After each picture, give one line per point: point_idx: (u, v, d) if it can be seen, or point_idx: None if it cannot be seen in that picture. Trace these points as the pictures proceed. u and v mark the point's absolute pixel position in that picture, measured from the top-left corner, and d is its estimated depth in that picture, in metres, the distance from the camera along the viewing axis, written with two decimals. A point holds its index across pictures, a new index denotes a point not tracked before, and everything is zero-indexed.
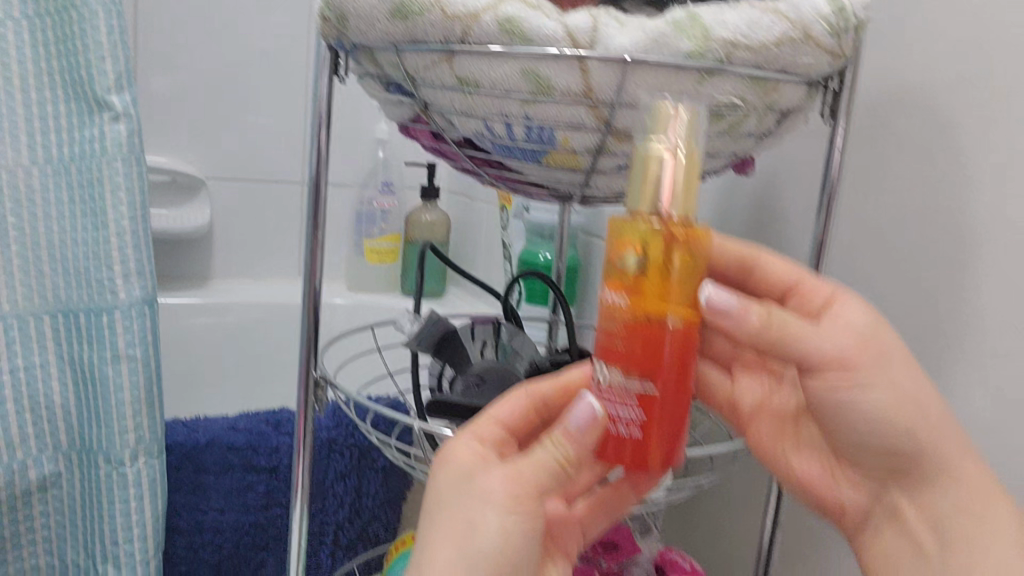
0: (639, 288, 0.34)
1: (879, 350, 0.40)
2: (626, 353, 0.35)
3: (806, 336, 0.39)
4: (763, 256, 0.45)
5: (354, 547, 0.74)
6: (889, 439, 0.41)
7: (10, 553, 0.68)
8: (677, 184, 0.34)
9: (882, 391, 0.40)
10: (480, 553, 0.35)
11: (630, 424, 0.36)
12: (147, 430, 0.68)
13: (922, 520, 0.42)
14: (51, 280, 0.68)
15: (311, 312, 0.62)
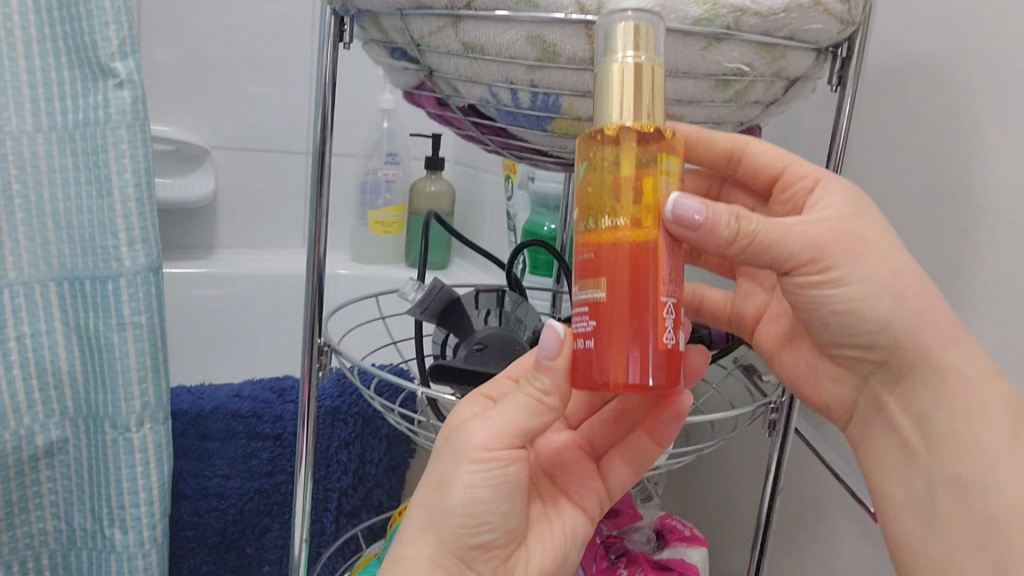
0: (596, 195, 0.35)
1: (863, 247, 0.40)
2: (584, 264, 0.35)
3: (776, 237, 0.38)
4: (750, 145, 0.47)
5: (358, 513, 0.75)
6: (865, 332, 0.42)
7: (18, 518, 0.69)
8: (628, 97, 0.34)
9: (870, 286, 0.40)
10: (451, 511, 0.39)
11: (585, 336, 0.35)
12: (152, 396, 0.69)
13: (906, 414, 0.44)
14: (56, 247, 0.68)
15: (315, 280, 0.61)
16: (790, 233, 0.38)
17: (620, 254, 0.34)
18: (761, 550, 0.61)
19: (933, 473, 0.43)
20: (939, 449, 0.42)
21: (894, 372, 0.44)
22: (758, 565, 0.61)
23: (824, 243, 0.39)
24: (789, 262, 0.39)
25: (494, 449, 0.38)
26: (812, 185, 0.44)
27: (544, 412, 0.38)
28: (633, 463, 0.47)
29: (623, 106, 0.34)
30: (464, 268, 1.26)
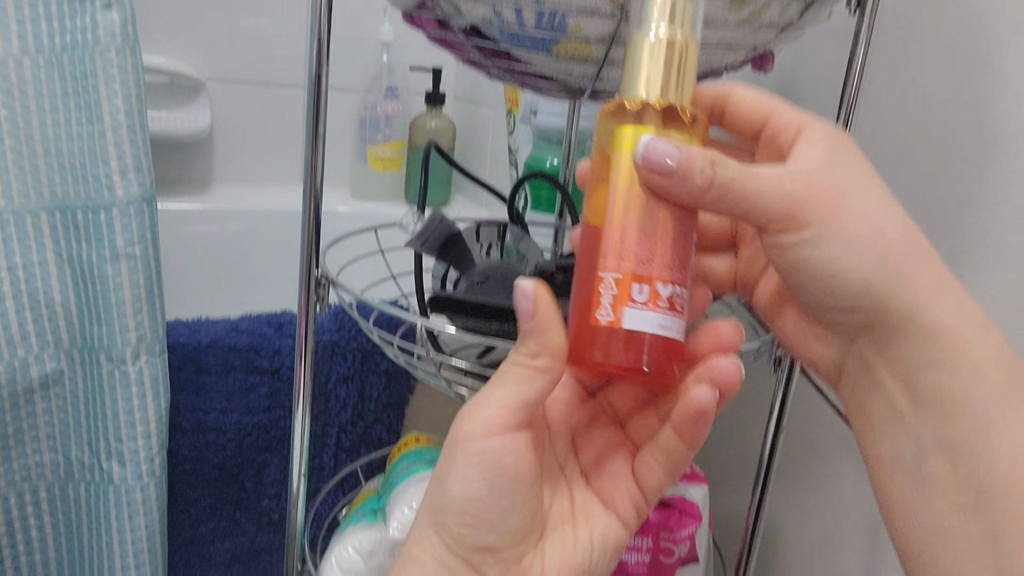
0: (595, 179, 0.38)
1: (870, 199, 0.40)
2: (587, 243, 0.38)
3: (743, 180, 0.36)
4: (737, 93, 0.49)
5: (357, 449, 0.74)
6: (844, 285, 0.41)
7: (14, 450, 0.69)
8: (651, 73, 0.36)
9: (849, 246, 0.40)
10: (448, 506, 0.39)
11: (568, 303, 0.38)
12: (148, 328, 0.67)
13: (889, 369, 0.43)
14: (47, 175, 0.66)
15: (313, 212, 0.60)
16: (761, 192, 0.38)
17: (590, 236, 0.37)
18: (762, 490, 0.60)
19: (920, 419, 0.42)
20: (927, 403, 0.42)
21: (879, 335, 0.43)
22: (759, 507, 0.61)
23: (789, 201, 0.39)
24: (762, 220, 0.39)
25: (492, 437, 0.38)
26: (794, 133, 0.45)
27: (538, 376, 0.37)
28: (662, 462, 0.43)
29: (648, 83, 0.36)
30: (465, 206, 1.23)
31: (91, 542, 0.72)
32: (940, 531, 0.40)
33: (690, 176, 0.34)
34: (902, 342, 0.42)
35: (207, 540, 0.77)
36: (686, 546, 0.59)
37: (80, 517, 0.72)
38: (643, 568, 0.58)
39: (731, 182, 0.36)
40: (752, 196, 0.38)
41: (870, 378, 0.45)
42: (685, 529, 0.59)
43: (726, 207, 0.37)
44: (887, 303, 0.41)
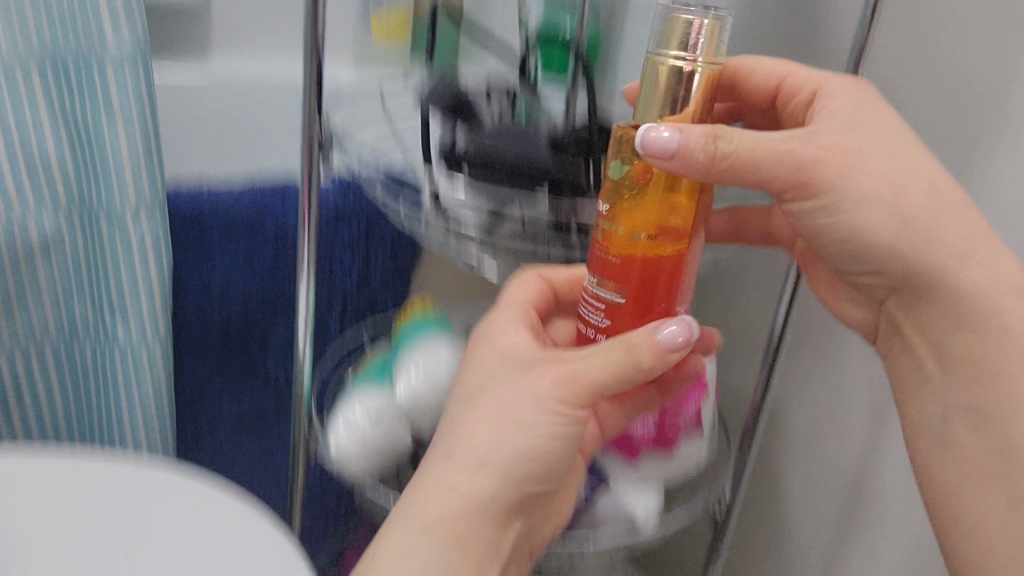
0: (615, 201, 0.43)
1: (916, 169, 0.45)
2: (603, 260, 0.44)
3: (759, 158, 0.42)
4: (751, 61, 0.54)
5: (362, 316, 0.74)
6: (872, 260, 0.47)
7: (18, 313, 0.66)
8: (683, 93, 0.41)
9: (870, 205, 0.44)
10: (516, 450, 0.42)
11: (597, 322, 0.46)
12: (145, 186, 0.66)
13: (915, 331, 0.49)
14: (35, 24, 0.59)
15: (313, 68, 0.56)
16: (769, 157, 0.42)
17: (633, 254, 0.43)
18: (772, 363, 0.60)
19: (950, 377, 0.48)
20: (959, 366, 0.47)
21: (908, 299, 0.49)
22: (767, 379, 0.61)
23: (796, 163, 0.43)
24: (780, 186, 0.44)
25: (580, 409, 0.43)
26: (813, 96, 0.49)
27: (628, 377, 0.41)
28: (636, 408, 0.55)
29: (661, 107, 0.41)
30: None
31: (100, 400, 0.72)
32: (952, 455, 0.48)
33: (691, 153, 0.40)
34: (932, 307, 0.48)
35: (216, 401, 0.77)
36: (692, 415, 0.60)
37: (88, 379, 0.71)
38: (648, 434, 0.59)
39: (735, 150, 0.41)
40: (755, 162, 0.42)
41: (899, 336, 0.51)
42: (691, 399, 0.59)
43: (742, 175, 0.42)
44: (917, 267, 0.46)
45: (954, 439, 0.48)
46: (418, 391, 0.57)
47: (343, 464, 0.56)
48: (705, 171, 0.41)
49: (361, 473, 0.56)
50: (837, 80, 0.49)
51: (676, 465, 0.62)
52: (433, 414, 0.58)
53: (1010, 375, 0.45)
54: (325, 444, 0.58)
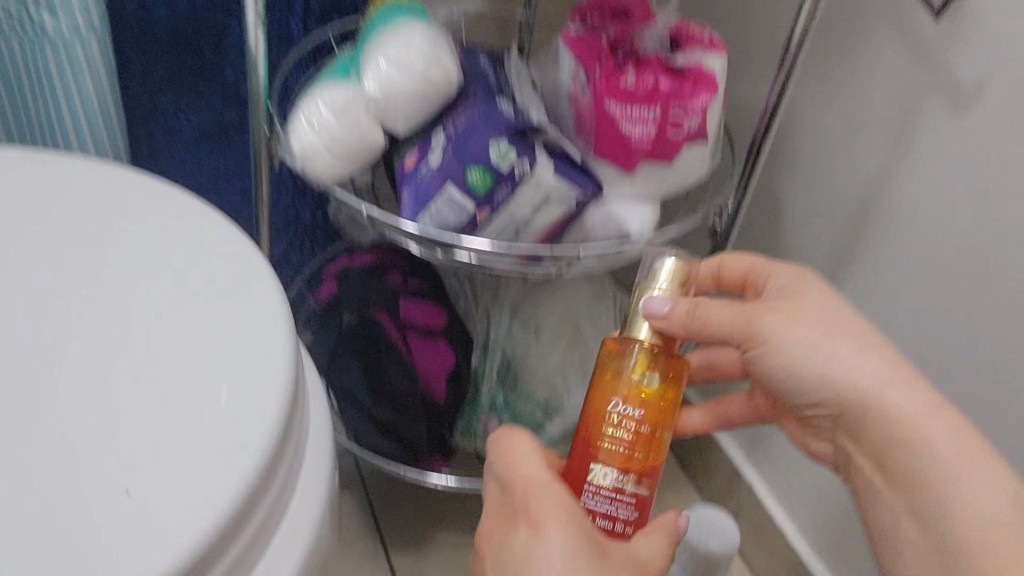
0: (644, 442, 0.40)
1: (839, 330, 0.43)
2: (619, 454, 0.40)
3: (717, 320, 0.43)
4: (727, 257, 0.50)
5: (328, 21, 0.66)
6: (826, 393, 0.43)
7: None
8: (664, 291, 0.42)
9: (801, 354, 0.43)
10: None
11: (625, 522, 0.41)
12: None
13: (865, 453, 0.44)
14: None
15: None
16: (722, 313, 0.43)
17: (652, 437, 0.40)
18: (786, 74, 0.55)
19: (893, 489, 0.43)
20: (898, 484, 0.42)
21: (847, 424, 0.44)
22: (781, 88, 0.56)
23: (749, 326, 0.44)
24: (727, 338, 0.44)
25: None
26: (767, 275, 0.48)
27: (664, 533, 0.41)
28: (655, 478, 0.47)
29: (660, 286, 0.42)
30: None
31: (38, 102, 0.65)
32: (902, 551, 0.42)
33: (680, 325, 0.41)
34: (875, 432, 0.42)
35: (170, 114, 0.70)
36: (697, 120, 0.56)
37: (19, 71, 0.64)
38: (647, 144, 0.55)
39: (709, 315, 0.42)
40: (722, 317, 0.43)
41: (854, 468, 0.46)
42: (698, 101, 0.55)
43: (717, 326, 0.43)
44: (852, 408, 0.43)
45: (902, 540, 0.42)
46: (391, 81, 0.50)
47: (308, 164, 0.52)
48: (692, 329, 0.41)
49: (327, 172, 0.52)
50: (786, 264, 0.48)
51: (673, 179, 0.59)
52: (408, 105, 0.51)
53: (942, 480, 0.40)
54: (287, 143, 0.52)
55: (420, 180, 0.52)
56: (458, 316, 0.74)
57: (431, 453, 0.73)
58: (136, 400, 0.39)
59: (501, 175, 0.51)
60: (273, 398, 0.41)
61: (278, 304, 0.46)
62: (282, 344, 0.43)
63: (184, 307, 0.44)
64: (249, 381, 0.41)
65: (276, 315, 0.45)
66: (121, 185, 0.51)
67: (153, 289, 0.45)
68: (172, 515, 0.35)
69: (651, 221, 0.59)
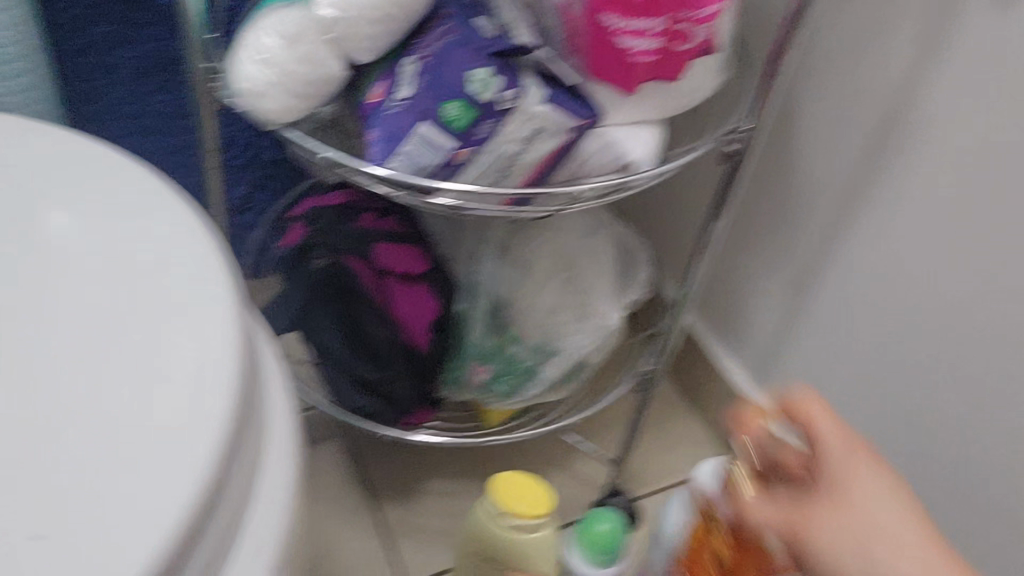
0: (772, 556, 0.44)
1: (892, 526, 0.36)
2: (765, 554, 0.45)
3: (772, 522, 0.39)
4: (791, 398, 0.41)
5: None
6: None
7: None
8: (790, 443, 0.41)
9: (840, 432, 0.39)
10: None
11: None
12: None
13: None
14: None
15: None
16: (782, 514, 0.38)
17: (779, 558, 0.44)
18: None
19: None
20: None
21: None
22: None
23: (791, 531, 0.38)
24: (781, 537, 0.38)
25: None
26: (817, 433, 0.39)
27: None
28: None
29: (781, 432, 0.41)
30: None
31: None
32: None
33: (769, 515, 0.39)
34: None
35: (102, 48, 0.62)
36: (705, 30, 0.49)
37: None
38: (651, 60, 0.48)
39: (789, 527, 0.38)
40: (792, 531, 0.38)
41: None
42: (707, 11, 0.48)
43: (781, 530, 0.38)
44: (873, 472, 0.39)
45: None
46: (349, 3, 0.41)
47: (256, 104, 0.44)
48: (779, 527, 0.38)
49: (278, 111, 0.44)
50: (842, 423, 0.39)
51: (678, 98, 0.53)
52: (372, 31, 0.42)
53: None
54: (229, 79, 0.45)
55: (386, 115, 0.44)
56: (439, 258, 0.67)
57: (416, 404, 0.67)
58: (65, 407, 0.34)
59: (482, 109, 0.43)
60: (219, 385, 0.36)
61: (213, 262, 0.40)
62: (224, 315, 0.38)
63: (110, 283, 0.38)
64: (192, 367, 0.36)
65: (214, 279, 0.39)
66: (27, 129, 0.44)
67: (71, 262, 0.39)
68: (115, 545, 0.31)
69: (654, 147, 0.53)
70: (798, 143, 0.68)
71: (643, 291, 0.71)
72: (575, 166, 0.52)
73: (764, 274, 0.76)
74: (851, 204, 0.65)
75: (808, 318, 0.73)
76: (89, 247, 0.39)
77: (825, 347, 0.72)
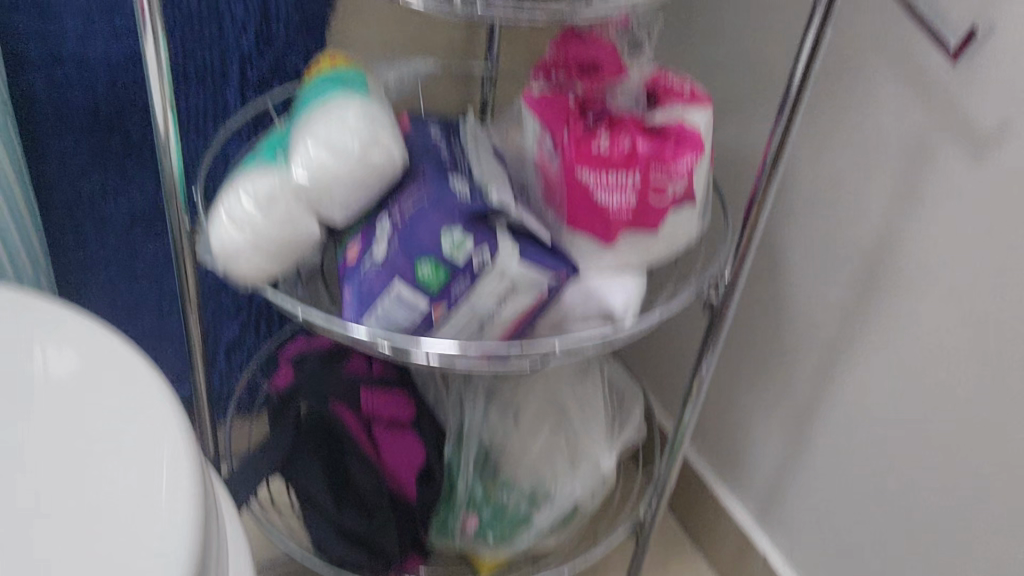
0: None
1: None
2: None
3: None
4: None
5: (268, 85, 0.62)
6: None
7: None
8: None
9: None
10: None
11: None
12: None
13: None
14: None
15: None
16: None
17: None
18: (786, 123, 0.48)
19: None
20: None
21: None
22: (783, 137, 0.49)
23: None
24: None
25: None
26: None
27: None
28: None
29: None
30: None
31: None
32: None
33: None
34: None
35: (97, 199, 0.64)
36: (683, 180, 0.49)
37: None
38: (627, 213, 0.48)
39: None
40: None
41: None
42: (682, 163, 0.48)
43: None
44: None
45: None
46: (323, 165, 0.42)
47: (230, 266, 0.44)
48: None
49: (254, 272, 0.44)
50: None
51: (661, 243, 0.51)
52: (347, 193, 0.43)
53: None
54: (206, 240, 0.45)
55: (362, 277, 0.44)
56: (426, 408, 0.66)
57: (403, 553, 0.65)
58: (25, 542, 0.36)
59: (456, 269, 0.43)
60: (170, 424, 0.41)
61: (159, 377, 0.44)
62: (173, 418, 0.41)
63: (85, 431, 0.40)
64: (144, 420, 0.41)
65: (160, 388, 0.43)
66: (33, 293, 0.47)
67: (49, 420, 0.41)
68: None
69: (637, 293, 0.51)
70: (787, 280, 0.68)
71: (638, 433, 0.69)
72: (559, 317, 0.51)
73: (765, 411, 0.74)
74: (843, 343, 0.64)
75: (810, 460, 0.71)
76: (67, 404, 0.41)
77: (830, 491, 0.69)
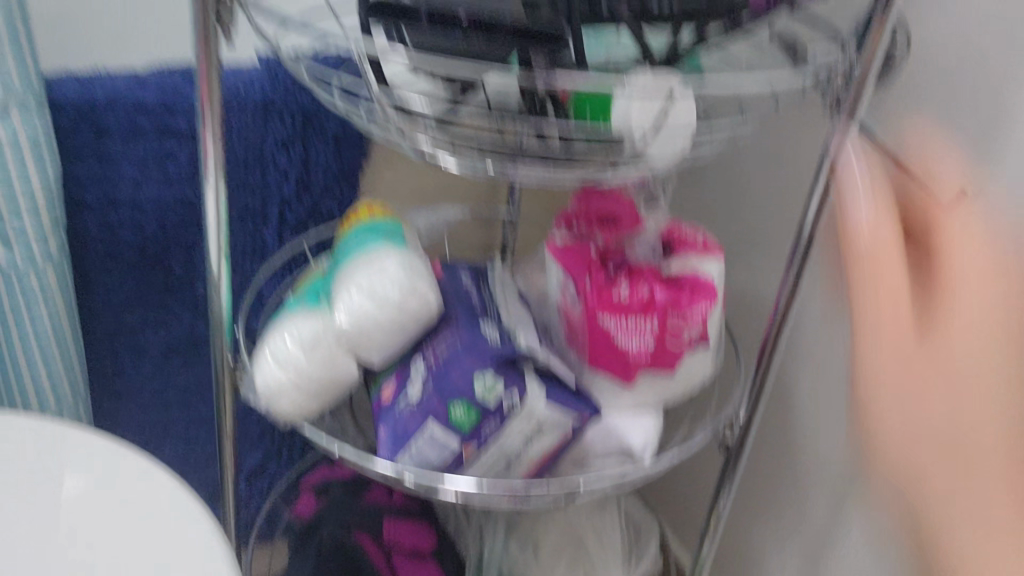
0: None
1: None
2: None
3: None
4: None
5: (305, 225, 0.66)
6: None
7: None
8: None
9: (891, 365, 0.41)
10: None
11: None
12: (15, 76, 0.51)
13: None
14: None
15: None
16: None
17: None
18: (795, 277, 0.52)
19: None
20: None
21: None
22: (793, 287, 0.52)
23: None
24: None
25: None
26: None
27: None
28: None
29: None
30: None
31: None
32: None
33: None
34: None
35: (136, 332, 0.67)
36: (697, 327, 0.52)
37: None
38: (646, 355, 0.51)
39: None
40: None
41: None
42: (698, 309, 0.51)
43: None
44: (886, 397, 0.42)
45: None
46: (364, 313, 0.46)
47: (272, 404, 0.47)
48: None
49: (295, 409, 0.47)
50: None
51: (677, 383, 0.54)
52: (385, 338, 0.47)
53: None
54: (252, 380, 0.48)
55: (397, 416, 0.47)
56: (446, 536, 0.68)
57: None
58: None
59: (486, 411, 0.46)
60: (214, 540, 0.44)
61: (207, 514, 0.46)
62: (222, 558, 0.43)
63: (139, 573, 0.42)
64: (183, 495, 0.46)
65: (209, 526, 0.44)
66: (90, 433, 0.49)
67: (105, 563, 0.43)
68: None
69: (653, 433, 0.53)
70: (799, 413, 0.70)
71: (653, 567, 0.70)
72: (583, 454, 0.53)
73: (780, 545, 0.74)
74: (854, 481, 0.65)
75: None
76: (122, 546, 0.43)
77: None
